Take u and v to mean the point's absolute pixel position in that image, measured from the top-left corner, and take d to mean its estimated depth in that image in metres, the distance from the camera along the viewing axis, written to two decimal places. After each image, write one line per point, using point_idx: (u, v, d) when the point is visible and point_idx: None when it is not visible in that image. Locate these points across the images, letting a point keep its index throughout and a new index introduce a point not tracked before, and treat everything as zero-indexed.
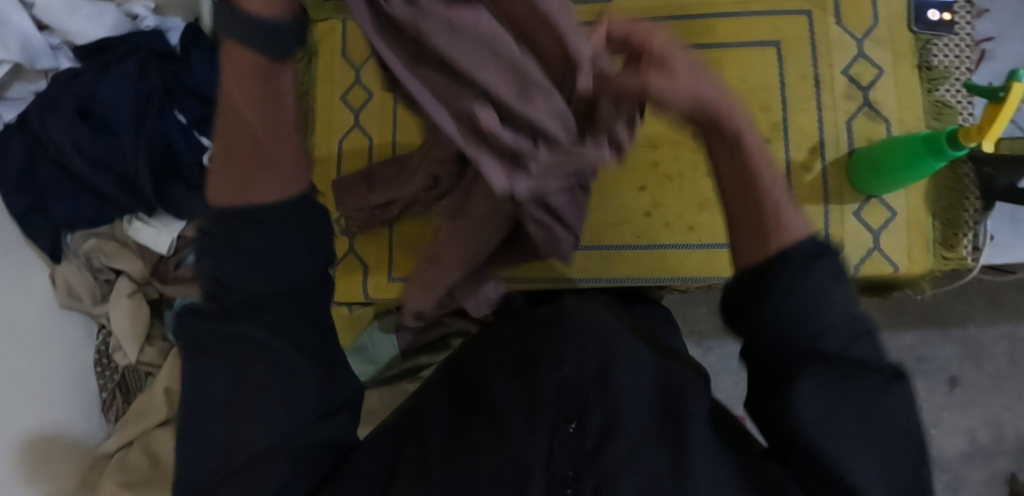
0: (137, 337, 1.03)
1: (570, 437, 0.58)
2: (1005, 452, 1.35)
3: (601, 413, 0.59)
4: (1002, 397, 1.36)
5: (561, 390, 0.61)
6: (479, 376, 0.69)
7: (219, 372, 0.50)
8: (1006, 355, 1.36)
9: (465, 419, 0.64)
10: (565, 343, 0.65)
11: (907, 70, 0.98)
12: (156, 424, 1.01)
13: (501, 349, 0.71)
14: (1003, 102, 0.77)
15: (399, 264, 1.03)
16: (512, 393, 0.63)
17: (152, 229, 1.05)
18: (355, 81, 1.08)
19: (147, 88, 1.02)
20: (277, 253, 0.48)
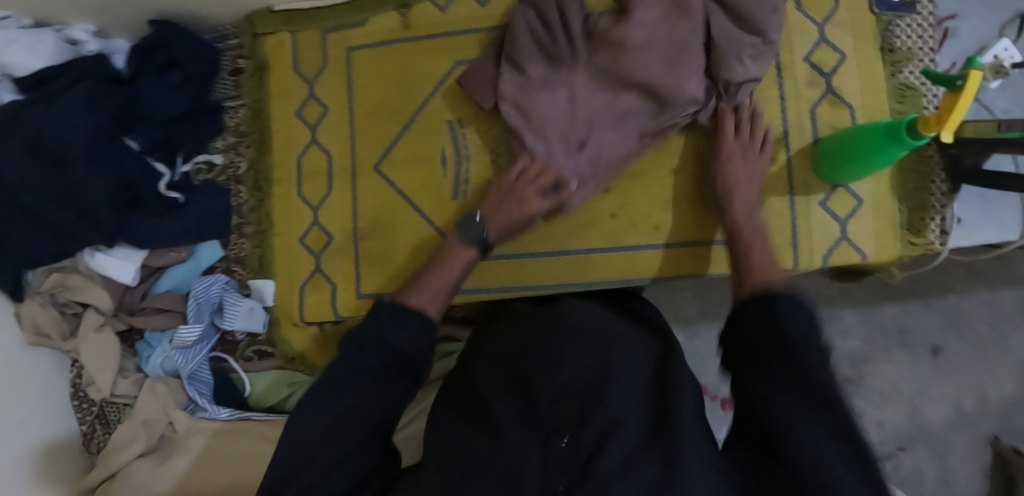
0: (109, 371, 1.02)
1: (562, 450, 0.59)
2: (988, 416, 1.33)
3: (597, 423, 0.60)
4: (985, 363, 1.32)
5: (556, 400, 0.64)
6: (479, 394, 0.73)
7: (322, 400, 0.65)
8: (987, 322, 1.33)
9: (467, 435, 0.67)
10: (569, 359, 0.69)
11: (870, 53, 0.96)
12: (138, 454, 0.98)
13: (500, 366, 0.75)
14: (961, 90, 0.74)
15: (366, 280, 1.01)
16: (512, 408, 0.67)
17: (115, 259, 1.02)
18: (309, 96, 1.06)
19: (97, 119, 0.96)
20: (391, 335, 0.67)
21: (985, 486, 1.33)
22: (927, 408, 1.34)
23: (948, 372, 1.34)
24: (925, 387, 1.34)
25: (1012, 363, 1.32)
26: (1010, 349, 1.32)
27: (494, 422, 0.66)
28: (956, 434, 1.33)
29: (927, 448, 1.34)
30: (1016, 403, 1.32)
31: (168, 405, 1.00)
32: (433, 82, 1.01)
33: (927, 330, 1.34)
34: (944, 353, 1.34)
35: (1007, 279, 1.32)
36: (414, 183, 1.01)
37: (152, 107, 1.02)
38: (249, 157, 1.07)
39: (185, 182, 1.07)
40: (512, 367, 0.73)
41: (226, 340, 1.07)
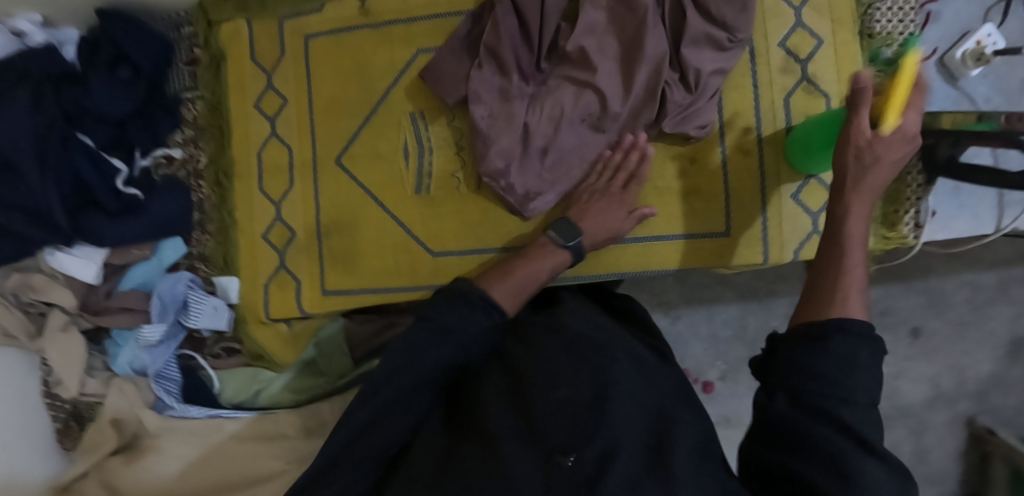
0: (77, 372, 1.01)
1: (567, 470, 0.58)
2: (966, 395, 1.31)
3: (599, 444, 0.59)
4: (963, 344, 1.31)
5: (556, 416, 0.63)
6: (473, 395, 0.71)
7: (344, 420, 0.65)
8: (967, 303, 1.31)
9: (459, 441, 0.66)
10: (566, 366, 0.68)
11: (847, 37, 0.92)
12: (108, 453, 1.00)
13: (496, 366, 0.73)
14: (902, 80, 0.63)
15: (332, 277, 1.00)
16: (507, 417, 0.65)
17: (78, 259, 1.01)
18: (267, 87, 1.02)
19: (45, 118, 0.94)
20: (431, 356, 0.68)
21: (961, 463, 1.32)
22: (905, 388, 1.32)
23: (928, 353, 1.32)
24: (904, 368, 1.33)
25: (992, 344, 1.30)
26: (990, 330, 1.30)
27: (489, 429, 0.65)
28: (934, 413, 1.32)
29: (905, 428, 1.32)
30: (994, 383, 1.31)
31: (136, 406, 1.00)
32: (394, 72, 0.97)
33: (908, 312, 1.32)
34: (925, 335, 1.32)
35: (989, 261, 1.30)
36: (377, 178, 0.98)
37: (101, 105, 0.98)
38: (209, 151, 1.04)
39: (144, 178, 1.04)
40: (509, 371, 0.71)
41: (194, 338, 1.07)
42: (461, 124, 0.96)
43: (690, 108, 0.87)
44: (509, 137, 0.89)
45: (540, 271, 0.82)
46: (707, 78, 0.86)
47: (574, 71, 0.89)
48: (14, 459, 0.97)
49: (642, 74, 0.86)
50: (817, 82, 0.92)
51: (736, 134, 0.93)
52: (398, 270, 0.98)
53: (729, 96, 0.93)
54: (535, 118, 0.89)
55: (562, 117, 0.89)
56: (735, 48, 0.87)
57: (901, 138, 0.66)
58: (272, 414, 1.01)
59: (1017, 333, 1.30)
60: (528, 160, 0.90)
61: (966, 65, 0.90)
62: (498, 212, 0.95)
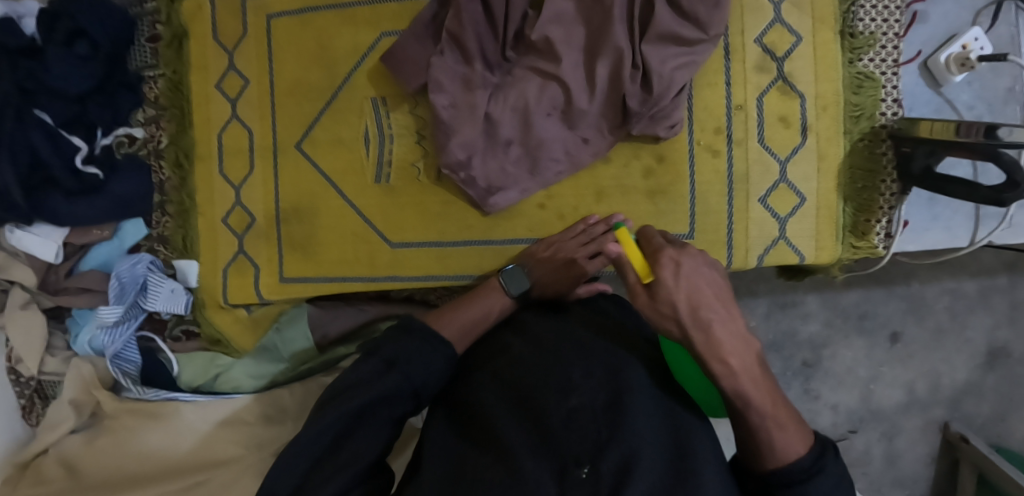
0: (35, 350, 1.02)
1: (582, 483, 0.53)
2: (940, 402, 1.29)
3: (617, 454, 0.55)
4: (941, 351, 1.28)
5: (569, 424, 0.58)
6: (477, 405, 0.67)
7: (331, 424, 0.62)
8: (947, 310, 1.28)
9: (465, 452, 0.61)
10: (576, 372, 0.64)
11: (828, 37, 0.87)
12: (67, 432, 0.99)
13: (499, 374, 0.69)
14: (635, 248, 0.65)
15: (291, 264, 0.99)
16: (516, 428, 0.61)
17: (36, 237, 1.00)
18: (229, 67, 0.99)
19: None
20: (415, 362, 0.68)
21: (930, 469, 1.30)
22: (881, 392, 1.29)
23: (905, 359, 1.29)
24: (880, 373, 1.29)
25: (970, 351, 1.28)
26: (968, 338, 1.28)
27: (495, 441, 0.60)
28: (907, 418, 1.29)
29: (877, 432, 1.29)
30: (968, 390, 1.29)
31: (93, 387, 1.00)
32: (357, 56, 0.94)
33: (887, 316, 1.28)
34: (902, 340, 1.29)
35: (972, 269, 1.27)
36: (337, 165, 0.96)
37: (59, 80, 0.95)
38: (170, 132, 1.02)
39: (105, 156, 1.01)
40: (515, 382, 0.67)
41: (154, 319, 1.07)
42: (424, 113, 0.93)
43: (656, 107, 0.83)
44: (467, 130, 0.86)
45: (489, 313, 0.81)
46: (674, 73, 0.82)
47: (540, 62, 0.85)
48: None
49: (604, 68, 0.83)
50: (791, 83, 0.88)
51: (706, 134, 0.89)
52: (356, 260, 0.96)
53: (701, 93, 0.89)
54: (498, 109, 0.86)
55: (526, 110, 0.85)
56: (707, 44, 0.82)
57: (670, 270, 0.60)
58: (229, 399, 1.02)
59: (994, 342, 1.28)
60: (491, 153, 0.87)
61: (950, 70, 0.87)
62: (458, 205, 0.93)
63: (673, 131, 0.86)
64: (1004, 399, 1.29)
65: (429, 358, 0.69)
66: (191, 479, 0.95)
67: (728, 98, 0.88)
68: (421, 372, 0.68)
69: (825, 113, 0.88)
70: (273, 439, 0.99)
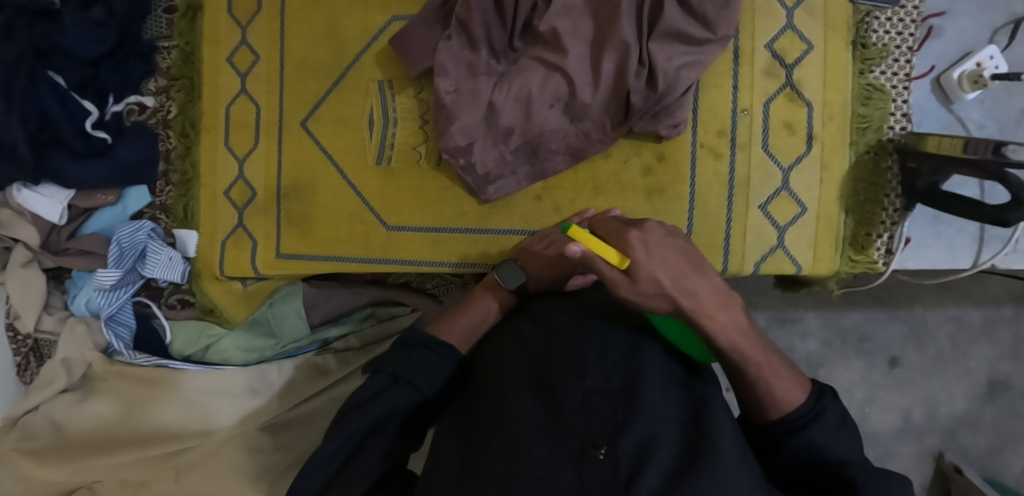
0: (32, 308, 1.03)
1: (601, 465, 0.55)
2: (936, 430, 1.26)
3: (633, 438, 0.57)
4: (940, 379, 1.25)
5: (586, 407, 0.60)
6: (493, 375, 0.67)
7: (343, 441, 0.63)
8: (949, 338, 1.25)
9: (480, 428, 0.62)
10: (587, 353, 0.65)
11: (840, 46, 0.86)
12: (58, 391, 1.01)
13: (510, 350, 0.70)
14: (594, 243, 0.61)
15: (287, 240, 0.99)
16: (532, 406, 0.62)
17: (42, 197, 1.01)
18: (241, 42, 1.00)
19: (14, 52, 0.94)
20: (417, 371, 0.68)
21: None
22: (875, 416, 1.27)
23: (902, 384, 1.26)
24: (875, 396, 1.27)
25: (970, 381, 1.25)
26: (969, 368, 1.25)
27: (508, 415, 0.61)
28: (902, 444, 1.26)
29: (870, 456, 1.26)
30: (966, 421, 1.26)
31: (85, 347, 1.02)
32: (366, 38, 0.95)
33: (887, 340, 1.26)
34: (902, 365, 1.26)
35: (978, 297, 1.24)
36: (340, 143, 0.96)
37: (74, 43, 0.98)
38: (178, 102, 1.03)
39: (115, 122, 1.04)
40: (529, 356, 0.68)
41: (151, 286, 1.07)
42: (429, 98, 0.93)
43: (659, 104, 0.83)
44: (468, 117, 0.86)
45: (488, 313, 0.80)
46: (678, 72, 0.81)
47: (545, 52, 0.85)
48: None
49: (609, 63, 0.82)
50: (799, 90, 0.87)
51: (708, 136, 0.88)
52: (351, 238, 0.97)
53: (707, 95, 0.88)
54: (501, 97, 0.86)
55: (529, 100, 0.85)
56: (714, 45, 0.82)
57: (639, 246, 0.59)
58: (218, 370, 1.02)
59: (996, 373, 1.25)
60: (491, 140, 0.87)
61: (962, 87, 0.85)
62: (456, 191, 0.93)
63: (677, 130, 0.86)
64: (1003, 432, 1.25)
65: (435, 364, 0.69)
66: (175, 446, 0.98)
67: (735, 101, 0.88)
68: (428, 374, 0.68)
69: (832, 123, 0.87)
70: (258, 413, 1.01)
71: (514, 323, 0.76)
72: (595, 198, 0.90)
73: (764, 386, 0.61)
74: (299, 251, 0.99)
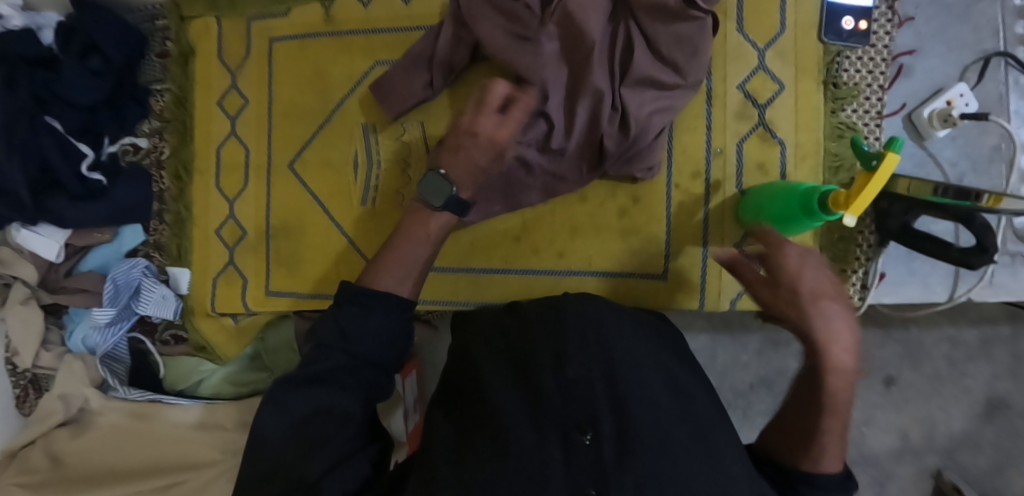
0: (31, 344, 1.06)
1: (586, 448, 0.59)
2: (935, 450, 1.24)
3: (614, 424, 0.61)
4: (937, 398, 1.23)
5: (567, 393, 0.64)
6: (476, 374, 0.72)
7: (299, 406, 0.66)
8: (945, 357, 1.23)
9: (468, 424, 0.66)
10: (569, 343, 0.69)
11: (811, 87, 0.88)
12: (55, 425, 1.05)
13: (496, 346, 0.74)
14: (876, 171, 0.66)
15: (276, 278, 1.02)
16: (515, 395, 0.66)
17: (40, 237, 1.05)
18: (231, 87, 1.03)
19: (14, 101, 0.98)
20: (368, 337, 0.68)
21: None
22: (873, 436, 1.25)
23: (899, 404, 1.25)
24: (873, 415, 1.25)
25: (968, 401, 1.23)
26: (967, 387, 1.23)
27: (497, 414, 0.65)
28: (900, 465, 1.24)
29: (867, 476, 1.25)
30: (965, 441, 1.24)
31: (82, 383, 1.05)
32: (350, 83, 0.98)
33: (881, 360, 1.25)
34: (898, 384, 1.25)
35: (973, 316, 1.22)
36: (325, 186, 0.99)
37: (70, 90, 1.01)
38: (172, 145, 1.06)
39: (110, 163, 1.07)
40: (513, 351, 0.72)
41: (146, 322, 1.10)
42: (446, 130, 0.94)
43: (631, 149, 0.85)
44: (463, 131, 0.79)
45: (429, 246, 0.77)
46: (650, 117, 0.83)
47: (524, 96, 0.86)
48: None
49: (582, 110, 0.84)
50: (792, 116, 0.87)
51: (683, 178, 0.89)
52: (336, 278, 0.99)
53: (681, 137, 0.90)
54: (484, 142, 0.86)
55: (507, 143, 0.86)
56: (685, 89, 0.84)
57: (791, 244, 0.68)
58: (210, 405, 1.05)
59: (995, 393, 1.23)
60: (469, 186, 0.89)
61: (933, 126, 0.86)
62: None
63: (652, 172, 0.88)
64: (1003, 452, 1.23)
65: (387, 334, 0.69)
66: (168, 478, 1.00)
67: (707, 140, 0.89)
68: (372, 345, 0.68)
69: (804, 163, 0.88)
70: None
71: (500, 320, 0.79)
72: (574, 236, 0.91)
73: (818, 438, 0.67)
74: (286, 287, 1.02)
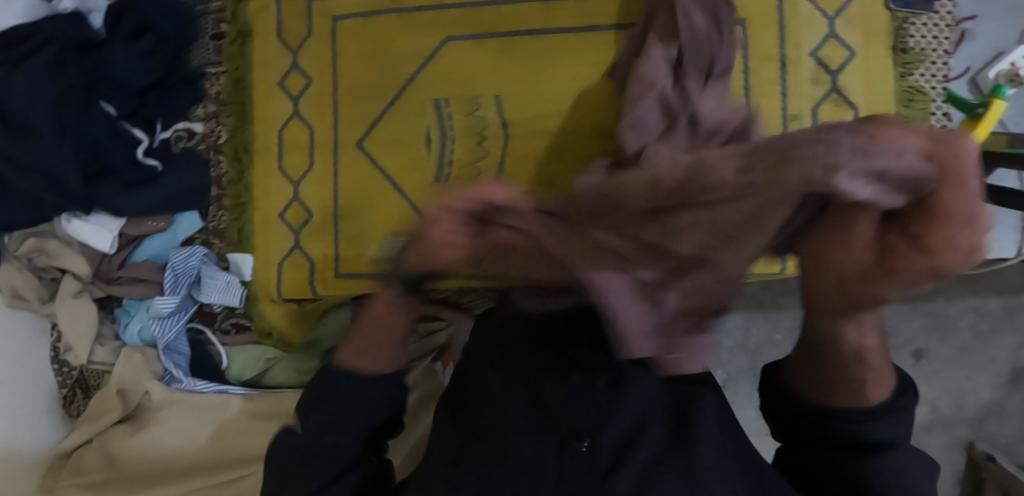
0: (84, 339, 1.01)
1: (581, 456, 0.58)
2: (964, 421, 1.18)
3: (613, 434, 0.59)
4: (965, 369, 1.17)
5: (570, 401, 0.62)
6: (480, 382, 0.69)
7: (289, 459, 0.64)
8: (971, 328, 1.16)
9: (466, 437, 0.64)
10: (574, 350, 0.66)
11: (880, 52, 0.90)
12: (113, 422, 1.00)
13: (494, 352, 0.70)
14: (981, 119, 0.70)
15: (347, 260, 0.99)
16: (517, 406, 0.64)
17: (92, 226, 1.01)
18: (292, 66, 1.01)
19: (66, 84, 0.93)
20: (350, 396, 0.63)
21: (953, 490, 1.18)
22: None
23: (929, 376, 1.18)
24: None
25: (994, 370, 1.16)
26: (993, 356, 1.17)
27: (496, 428, 0.63)
28: (930, 436, 1.18)
29: None
30: (991, 409, 1.17)
31: (142, 376, 1.01)
32: (419, 58, 0.96)
33: (909, 333, 1.18)
34: (926, 357, 1.18)
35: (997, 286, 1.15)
36: (396, 163, 0.98)
37: (124, 74, 0.98)
38: (229, 127, 1.04)
39: (163, 149, 1.04)
40: (513, 356, 0.68)
41: (204, 311, 1.07)
42: (533, 109, 0.93)
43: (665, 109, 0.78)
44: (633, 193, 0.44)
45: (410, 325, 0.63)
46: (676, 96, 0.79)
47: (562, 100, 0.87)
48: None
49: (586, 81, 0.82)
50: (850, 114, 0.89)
51: None
52: None
53: (756, 104, 0.92)
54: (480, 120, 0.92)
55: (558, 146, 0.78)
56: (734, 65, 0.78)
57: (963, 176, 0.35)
58: (278, 393, 1.01)
59: None
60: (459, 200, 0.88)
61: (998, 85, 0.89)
62: None
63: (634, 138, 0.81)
64: None
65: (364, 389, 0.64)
66: (233, 472, 0.97)
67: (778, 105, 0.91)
68: (352, 400, 0.63)
69: None
70: None
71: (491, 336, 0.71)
72: None
73: (842, 401, 0.55)
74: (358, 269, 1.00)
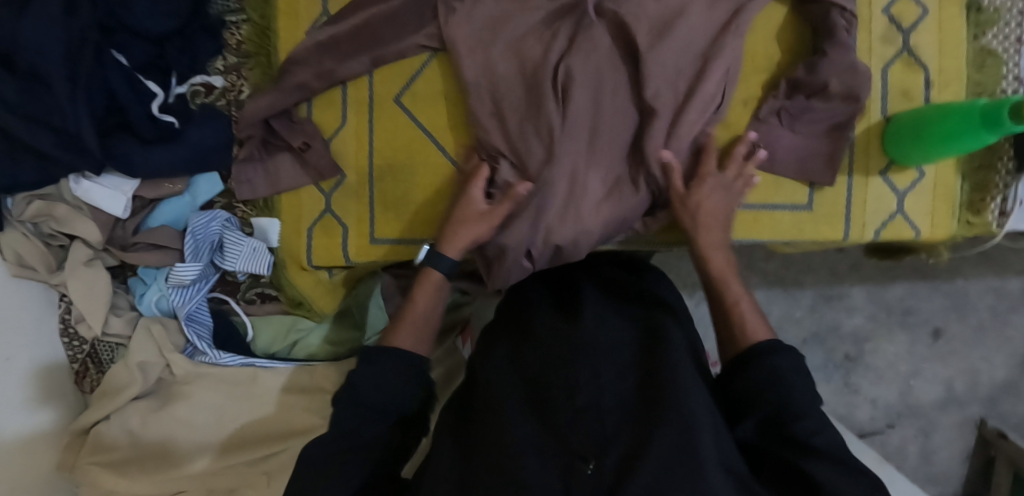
0: (101, 309, 0.95)
1: (588, 479, 0.53)
2: (979, 399, 1.17)
3: (619, 452, 0.55)
4: (981, 349, 1.16)
5: (578, 416, 0.58)
6: (497, 439, 0.59)
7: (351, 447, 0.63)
8: (990, 308, 1.17)
9: (473, 463, 0.59)
10: (578, 372, 0.61)
11: (954, 10, 0.87)
12: (131, 397, 0.93)
13: (501, 385, 0.65)
14: None
15: (383, 224, 0.92)
16: (527, 420, 0.60)
17: (105, 188, 0.92)
18: (325, 14, 0.92)
19: (78, 27, 0.84)
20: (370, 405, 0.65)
21: (963, 470, 1.17)
22: (919, 389, 1.17)
23: (946, 356, 1.17)
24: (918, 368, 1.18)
25: (1011, 352, 1.16)
26: (1010, 337, 1.17)
27: (503, 443, 0.58)
28: (945, 416, 1.17)
29: (915, 427, 1.17)
30: (1007, 389, 1.17)
31: (164, 348, 0.95)
32: None
33: (930, 311, 1.17)
34: (945, 337, 1.17)
35: (1018, 267, 1.16)
36: (440, 122, 0.90)
37: (143, 18, 0.90)
38: (254, 81, 0.96)
39: (179, 105, 0.96)
40: (535, 393, 0.63)
41: (226, 281, 1.02)
42: None
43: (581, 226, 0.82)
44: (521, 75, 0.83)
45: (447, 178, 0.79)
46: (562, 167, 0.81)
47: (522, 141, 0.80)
48: (10, 412, 0.84)
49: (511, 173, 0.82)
50: (822, 36, 0.84)
51: None
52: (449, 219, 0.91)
53: None
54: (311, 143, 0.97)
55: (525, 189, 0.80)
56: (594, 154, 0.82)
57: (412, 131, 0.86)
58: (310, 367, 0.98)
59: None
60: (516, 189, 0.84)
61: None
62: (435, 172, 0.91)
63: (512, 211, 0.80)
64: None
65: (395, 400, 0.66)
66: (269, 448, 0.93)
67: None
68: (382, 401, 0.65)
69: (946, 89, 0.87)
70: None
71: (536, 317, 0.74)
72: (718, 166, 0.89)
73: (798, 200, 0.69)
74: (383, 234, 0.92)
